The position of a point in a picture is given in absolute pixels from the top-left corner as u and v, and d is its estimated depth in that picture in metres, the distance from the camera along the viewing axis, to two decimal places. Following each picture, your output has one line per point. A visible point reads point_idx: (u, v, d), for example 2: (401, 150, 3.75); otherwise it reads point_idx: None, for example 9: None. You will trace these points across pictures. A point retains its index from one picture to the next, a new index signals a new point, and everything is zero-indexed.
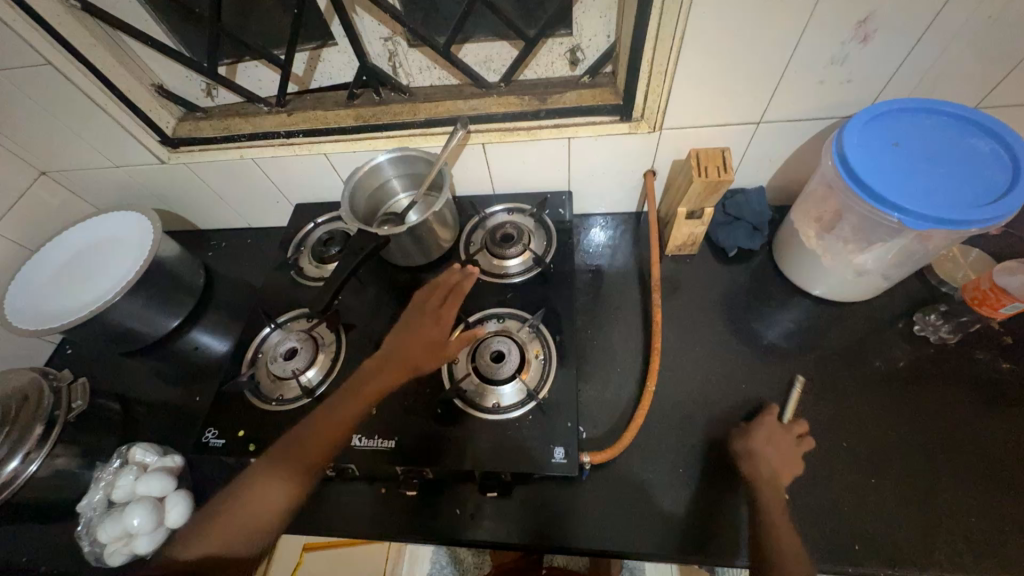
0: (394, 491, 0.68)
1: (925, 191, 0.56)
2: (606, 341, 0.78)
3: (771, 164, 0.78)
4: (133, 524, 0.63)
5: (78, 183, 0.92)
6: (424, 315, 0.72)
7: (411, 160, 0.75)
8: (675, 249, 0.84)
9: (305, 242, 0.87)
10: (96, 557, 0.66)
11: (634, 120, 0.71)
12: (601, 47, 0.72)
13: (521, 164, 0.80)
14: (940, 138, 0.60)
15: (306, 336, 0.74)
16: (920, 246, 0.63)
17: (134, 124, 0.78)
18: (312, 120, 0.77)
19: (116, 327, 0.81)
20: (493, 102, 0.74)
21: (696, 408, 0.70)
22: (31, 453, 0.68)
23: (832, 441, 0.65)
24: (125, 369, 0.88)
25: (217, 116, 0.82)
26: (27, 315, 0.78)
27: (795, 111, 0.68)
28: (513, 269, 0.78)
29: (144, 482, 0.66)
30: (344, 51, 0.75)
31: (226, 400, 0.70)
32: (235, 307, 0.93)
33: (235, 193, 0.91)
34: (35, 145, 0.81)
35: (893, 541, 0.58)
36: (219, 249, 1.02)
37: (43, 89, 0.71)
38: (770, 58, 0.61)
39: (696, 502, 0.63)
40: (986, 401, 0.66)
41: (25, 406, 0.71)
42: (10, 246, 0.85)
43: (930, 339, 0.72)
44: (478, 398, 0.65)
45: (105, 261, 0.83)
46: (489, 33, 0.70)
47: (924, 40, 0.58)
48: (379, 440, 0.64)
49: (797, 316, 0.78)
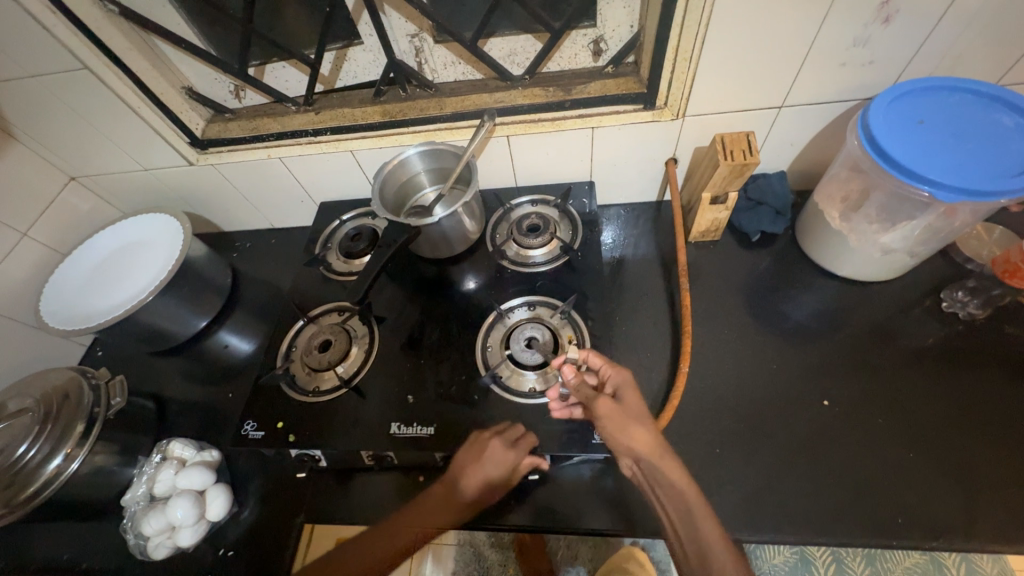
0: (432, 479, 0.69)
1: (954, 166, 0.57)
2: (634, 327, 0.79)
3: (792, 149, 0.79)
4: (178, 516, 0.64)
5: (106, 187, 0.94)
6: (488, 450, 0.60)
7: (439, 154, 0.76)
8: (698, 236, 0.85)
9: (332, 238, 0.89)
10: (140, 550, 0.67)
11: (657, 108, 0.72)
12: (624, 38, 0.73)
13: (546, 156, 0.81)
14: (965, 115, 0.61)
15: (340, 330, 0.75)
16: (947, 222, 0.65)
17: (165, 127, 0.80)
18: (338, 118, 0.79)
19: (149, 327, 0.82)
20: (519, 95, 0.75)
21: (728, 391, 0.71)
22: (73, 451, 0.68)
23: (865, 417, 0.66)
24: (156, 369, 0.89)
25: (245, 117, 0.84)
26: (61, 316, 0.79)
27: (817, 94, 0.69)
28: (539, 258, 0.78)
29: (186, 476, 0.67)
30: (369, 50, 0.77)
31: (263, 393, 0.71)
32: (262, 306, 0.95)
33: (261, 193, 0.93)
34: (67, 149, 0.83)
35: (935, 513, 0.58)
36: (244, 250, 1.04)
37: (80, 94, 0.73)
38: (794, 42, 0.62)
39: (733, 481, 0.64)
40: (1021, 374, 0.66)
41: (66, 403, 0.70)
42: (43, 250, 0.87)
43: (958, 315, 0.72)
44: (513, 383, 0.66)
45: (137, 262, 0.84)
46: (515, 27, 0.72)
47: (944, 20, 0.59)
48: (418, 427, 0.65)
49: (823, 297, 0.78)
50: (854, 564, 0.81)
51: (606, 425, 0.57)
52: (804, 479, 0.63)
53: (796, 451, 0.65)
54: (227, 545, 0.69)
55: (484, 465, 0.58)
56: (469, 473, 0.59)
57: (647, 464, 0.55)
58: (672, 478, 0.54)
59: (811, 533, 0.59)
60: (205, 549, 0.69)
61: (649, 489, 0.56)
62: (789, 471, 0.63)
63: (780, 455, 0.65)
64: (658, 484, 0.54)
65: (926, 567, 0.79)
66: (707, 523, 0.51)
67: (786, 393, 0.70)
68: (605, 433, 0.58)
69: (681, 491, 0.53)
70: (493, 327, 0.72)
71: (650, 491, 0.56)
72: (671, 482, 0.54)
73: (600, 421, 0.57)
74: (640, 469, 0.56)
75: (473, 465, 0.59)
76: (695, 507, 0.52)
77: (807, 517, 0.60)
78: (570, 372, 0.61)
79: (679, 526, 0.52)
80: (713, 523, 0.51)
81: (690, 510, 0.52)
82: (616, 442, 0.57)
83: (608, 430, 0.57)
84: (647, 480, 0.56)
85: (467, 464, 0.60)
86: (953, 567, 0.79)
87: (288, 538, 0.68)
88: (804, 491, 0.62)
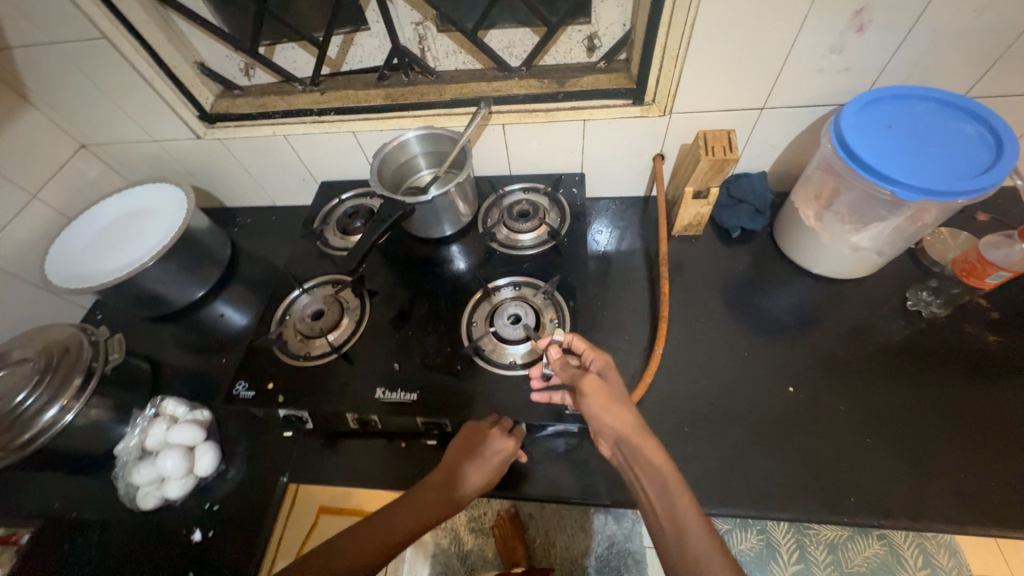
0: (414, 445, 0.72)
1: (917, 167, 0.61)
2: (615, 313, 0.82)
3: (773, 150, 0.83)
4: (167, 468, 0.67)
5: (114, 156, 0.97)
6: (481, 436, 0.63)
7: (436, 138, 0.80)
8: (682, 230, 0.89)
9: (331, 216, 0.92)
10: (130, 498, 0.70)
11: (645, 104, 0.76)
12: (617, 35, 0.77)
13: (539, 146, 0.85)
14: (930, 121, 0.64)
15: (333, 300, 0.78)
16: (912, 225, 0.69)
17: (175, 99, 0.83)
18: (343, 99, 0.83)
19: (149, 291, 0.85)
20: (515, 85, 0.79)
21: (700, 375, 0.75)
22: (70, 403, 0.70)
23: (828, 404, 0.70)
24: (153, 334, 0.92)
25: (253, 95, 0.88)
26: (65, 275, 0.82)
27: (796, 97, 0.73)
28: (527, 242, 0.82)
29: (176, 431, 0.70)
30: (375, 36, 0.80)
31: (256, 356, 0.74)
32: (259, 280, 0.98)
33: (264, 169, 0.96)
34: (79, 116, 0.87)
35: (888, 494, 0.62)
36: (244, 226, 1.07)
37: (96, 62, 0.77)
38: (774, 46, 0.66)
39: (700, 458, 0.67)
40: (978, 371, 0.70)
41: (66, 357, 0.73)
42: (50, 213, 0.90)
43: (922, 314, 0.76)
44: (495, 356, 0.69)
45: (140, 229, 0.87)
46: (514, 21, 0.76)
47: (914, 32, 0.63)
48: (402, 392, 0.68)
49: (796, 293, 0.82)
50: (817, 551, 0.84)
51: (591, 403, 0.57)
52: (767, 459, 0.66)
53: (760, 433, 0.68)
54: (213, 501, 0.72)
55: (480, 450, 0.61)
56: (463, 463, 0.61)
57: (627, 444, 0.56)
58: (651, 458, 0.54)
59: (770, 508, 0.62)
60: (192, 503, 0.72)
61: (630, 471, 0.56)
62: (753, 451, 0.67)
63: (745, 436, 0.68)
64: (637, 464, 0.55)
65: (884, 557, 0.82)
66: (684, 505, 0.50)
67: (755, 380, 0.73)
68: (589, 412, 0.58)
69: (660, 471, 0.53)
70: (479, 304, 0.76)
71: (632, 472, 0.56)
72: (650, 461, 0.54)
73: (584, 399, 0.58)
74: (621, 449, 0.57)
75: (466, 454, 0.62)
76: (673, 488, 0.52)
77: (767, 494, 0.63)
78: (555, 353, 0.62)
79: (655, 505, 0.52)
80: (691, 505, 0.50)
81: (668, 490, 0.52)
82: (599, 420, 0.57)
83: (591, 408, 0.57)
84: (628, 462, 0.56)
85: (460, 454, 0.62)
86: (910, 559, 0.82)
87: (271, 496, 0.71)
88: (766, 470, 0.65)
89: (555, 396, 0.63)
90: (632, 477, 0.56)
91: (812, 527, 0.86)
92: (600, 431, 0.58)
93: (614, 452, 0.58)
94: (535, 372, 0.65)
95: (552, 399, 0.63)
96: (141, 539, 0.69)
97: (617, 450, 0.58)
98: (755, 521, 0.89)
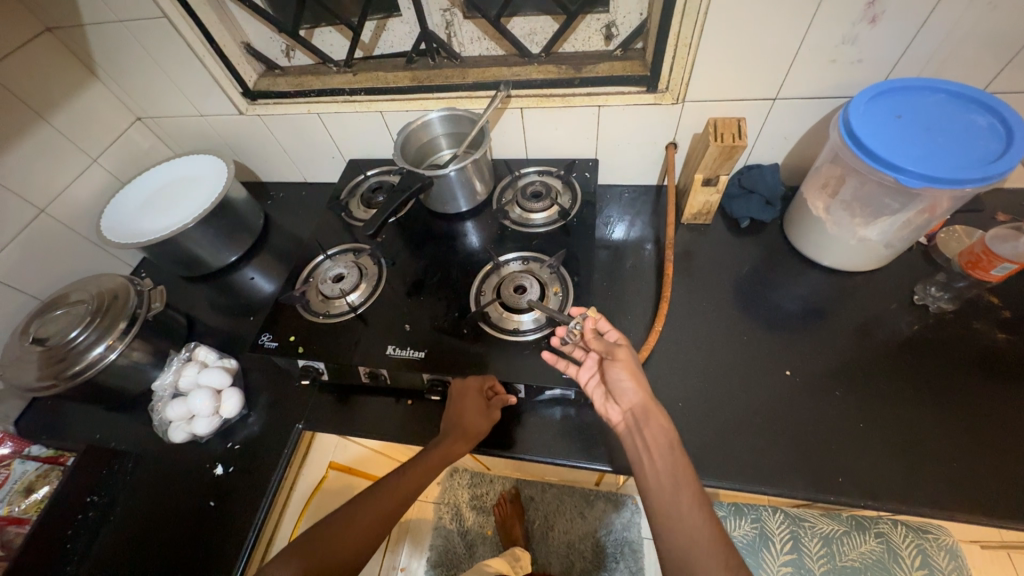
0: (419, 403, 0.77)
1: (924, 155, 0.62)
2: (620, 293, 0.85)
3: (785, 142, 0.84)
4: (196, 405, 0.74)
5: (164, 129, 1.06)
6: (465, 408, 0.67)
7: (457, 119, 0.85)
8: (691, 218, 0.91)
9: (356, 190, 0.98)
10: (163, 430, 0.77)
11: (659, 92, 0.79)
12: (634, 24, 0.80)
13: (555, 131, 0.89)
14: (942, 112, 0.65)
15: (353, 265, 0.84)
16: (921, 218, 0.69)
17: (222, 76, 0.90)
18: (373, 81, 0.89)
19: (189, 250, 0.92)
20: (534, 70, 0.83)
21: (698, 356, 0.77)
22: (114, 343, 0.77)
23: (824, 389, 0.71)
24: (190, 292, 1.00)
25: (292, 75, 0.95)
26: (117, 230, 0.90)
27: (809, 88, 0.74)
28: (539, 220, 0.86)
29: (206, 374, 0.77)
30: (406, 22, 0.86)
31: (281, 311, 0.80)
32: (288, 248, 1.05)
33: (298, 145, 1.03)
34: (137, 89, 0.95)
35: (876, 477, 0.63)
36: (277, 199, 1.15)
37: (156, 39, 0.84)
38: (788, 36, 0.68)
39: (692, 431, 0.69)
40: (982, 366, 0.70)
41: (115, 303, 0.80)
42: (107, 176, 0.99)
43: (929, 309, 0.76)
44: (500, 322, 0.73)
45: (185, 195, 0.95)
46: (536, 9, 0.80)
47: (929, 23, 0.64)
48: (411, 350, 0.72)
49: (802, 283, 0.83)
50: (811, 544, 0.81)
51: (618, 368, 0.60)
52: (759, 438, 0.68)
53: (754, 412, 0.70)
54: (235, 441, 0.78)
55: (468, 414, 0.66)
56: (456, 425, 0.66)
57: (641, 408, 0.60)
58: (659, 421, 0.58)
59: (758, 483, 0.64)
60: (216, 442, 0.78)
61: (635, 433, 0.59)
62: (746, 429, 0.69)
63: (738, 414, 0.70)
64: (645, 425, 0.59)
65: (881, 555, 0.78)
66: (682, 463, 0.55)
67: (753, 363, 0.75)
68: (612, 378, 0.61)
69: (666, 433, 0.57)
70: (488, 276, 0.80)
71: (636, 434, 0.59)
72: (659, 422, 0.58)
73: (614, 364, 0.61)
74: (633, 414, 0.60)
75: (456, 419, 0.67)
76: (677, 447, 0.56)
77: (755, 469, 0.65)
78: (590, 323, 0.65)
79: (655, 461, 0.56)
80: (688, 466, 0.55)
81: (672, 450, 0.56)
82: (621, 387, 0.61)
83: (620, 373, 0.60)
84: (637, 425, 0.60)
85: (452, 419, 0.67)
86: (908, 559, 0.78)
87: (285, 443, 0.76)
88: (757, 447, 0.67)
89: (563, 363, 0.66)
90: (635, 438, 0.59)
91: (808, 520, 0.84)
92: (617, 396, 0.61)
93: (624, 417, 0.62)
94: (557, 333, 0.68)
95: (559, 363, 0.66)
96: (171, 470, 0.76)
97: (627, 414, 0.61)
98: (750, 510, 0.88)
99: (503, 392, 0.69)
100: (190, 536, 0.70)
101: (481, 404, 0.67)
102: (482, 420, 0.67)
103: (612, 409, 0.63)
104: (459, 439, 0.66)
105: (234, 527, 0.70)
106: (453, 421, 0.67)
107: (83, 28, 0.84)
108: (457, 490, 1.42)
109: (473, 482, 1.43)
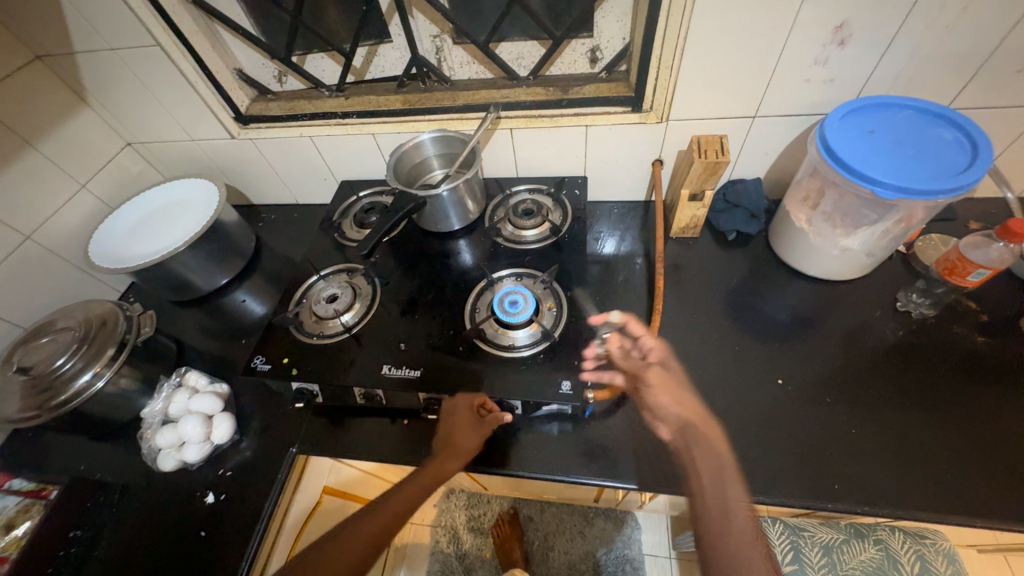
0: (415, 423, 0.76)
1: (894, 170, 0.64)
2: (613, 307, 0.86)
3: (766, 158, 0.88)
4: (187, 432, 0.72)
5: (154, 154, 1.06)
6: (459, 427, 0.68)
7: (449, 140, 0.87)
8: (679, 232, 0.94)
9: (349, 210, 0.99)
10: (152, 459, 0.76)
11: (644, 111, 0.82)
12: (617, 48, 0.84)
13: (545, 150, 0.91)
14: (912, 127, 0.68)
15: (347, 285, 0.84)
16: (899, 227, 0.72)
17: (215, 102, 0.91)
18: (365, 104, 0.90)
19: (178, 275, 0.91)
20: (523, 92, 0.86)
21: (692, 367, 0.78)
22: (102, 370, 0.75)
23: (817, 397, 0.72)
24: (179, 317, 0.99)
25: (285, 100, 0.96)
26: (106, 257, 0.89)
27: (785, 107, 0.78)
28: (531, 237, 0.87)
29: (197, 400, 0.75)
30: (396, 48, 0.88)
31: (273, 333, 0.79)
32: (278, 272, 1.04)
33: (289, 168, 1.04)
34: (127, 114, 0.96)
35: (871, 484, 0.64)
36: (268, 222, 1.15)
37: (147, 66, 0.85)
38: (764, 59, 0.71)
39: None
40: (965, 369, 0.72)
41: (103, 329, 0.79)
42: (96, 202, 0.99)
43: (912, 314, 0.79)
44: (496, 338, 0.73)
45: (174, 219, 0.95)
46: (524, 34, 0.83)
47: (894, 46, 0.68)
48: (406, 370, 0.72)
49: (792, 294, 0.85)
50: (812, 554, 0.79)
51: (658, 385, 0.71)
52: (754, 446, 0.68)
53: (750, 421, 0.71)
54: (226, 468, 0.76)
55: (458, 430, 0.68)
56: (452, 441, 0.68)
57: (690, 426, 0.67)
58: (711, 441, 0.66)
59: (757, 493, 0.64)
60: (207, 469, 0.76)
61: (686, 451, 0.66)
62: (742, 439, 0.69)
63: (734, 424, 0.71)
64: (696, 445, 0.65)
65: (881, 563, 0.78)
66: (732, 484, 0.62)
67: (746, 374, 0.76)
68: (653, 395, 0.70)
69: (717, 453, 0.64)
70: (482, 293, 0.81)
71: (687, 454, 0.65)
72: (709, 444, 0.65)
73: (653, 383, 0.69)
74: (682, 434, 0.67)
75: (452, 436, 0.68)
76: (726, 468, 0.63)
77: (754, 479, 0.66)
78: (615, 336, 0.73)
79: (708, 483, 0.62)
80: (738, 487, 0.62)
81: (726, 470, 0.63)
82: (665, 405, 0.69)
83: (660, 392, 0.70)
84: (687, 443, 0.66)
85: (448, 437, 0.69)
86: (907, 564, 0.78)
87: (279, 469, 0.75)
88: (752, 456, 0.68)
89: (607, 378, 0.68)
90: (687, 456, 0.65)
91: (808, 530, 0.83)
92: (659, 415, 0.69)
93: (673, 436, 0.68)
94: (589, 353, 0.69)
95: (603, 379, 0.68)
96: (160, 500, 0.74)
97: (676, 434, 0.68)
98: None
99: (496, 410, 0.69)
100: (180, 567, 0.68)
101: (474, 421, 0.69)
102: (474, 435, 0.68)
103: (660, 429, 0.69)
104: (453, 460, 0.67)
105: (225, 557, 0.68)
106: (447, 442, 0.68)
107: (74, 55, 0.84)
108: (454, 512, 1.41)
109: (471, 503, 1.41)
